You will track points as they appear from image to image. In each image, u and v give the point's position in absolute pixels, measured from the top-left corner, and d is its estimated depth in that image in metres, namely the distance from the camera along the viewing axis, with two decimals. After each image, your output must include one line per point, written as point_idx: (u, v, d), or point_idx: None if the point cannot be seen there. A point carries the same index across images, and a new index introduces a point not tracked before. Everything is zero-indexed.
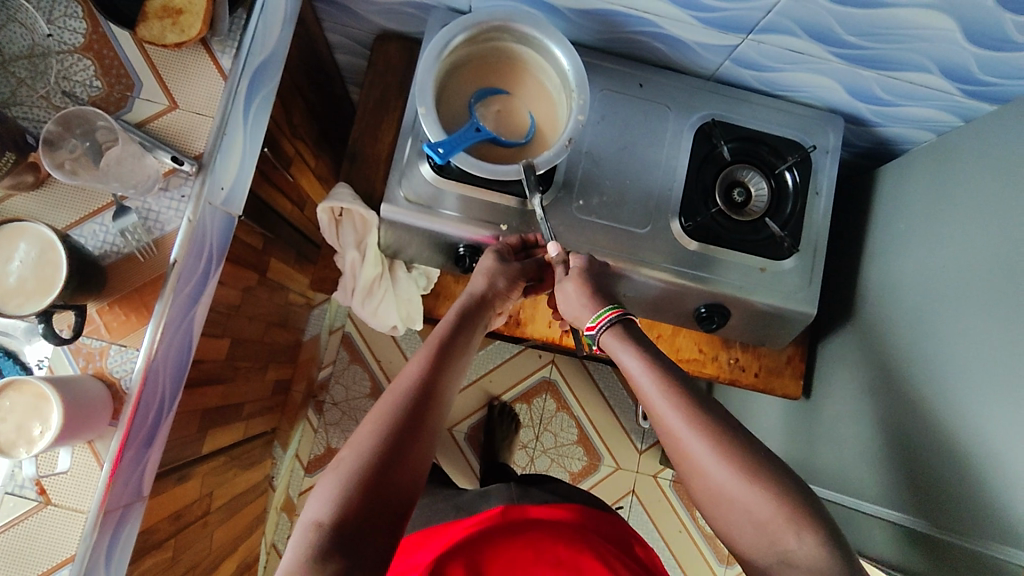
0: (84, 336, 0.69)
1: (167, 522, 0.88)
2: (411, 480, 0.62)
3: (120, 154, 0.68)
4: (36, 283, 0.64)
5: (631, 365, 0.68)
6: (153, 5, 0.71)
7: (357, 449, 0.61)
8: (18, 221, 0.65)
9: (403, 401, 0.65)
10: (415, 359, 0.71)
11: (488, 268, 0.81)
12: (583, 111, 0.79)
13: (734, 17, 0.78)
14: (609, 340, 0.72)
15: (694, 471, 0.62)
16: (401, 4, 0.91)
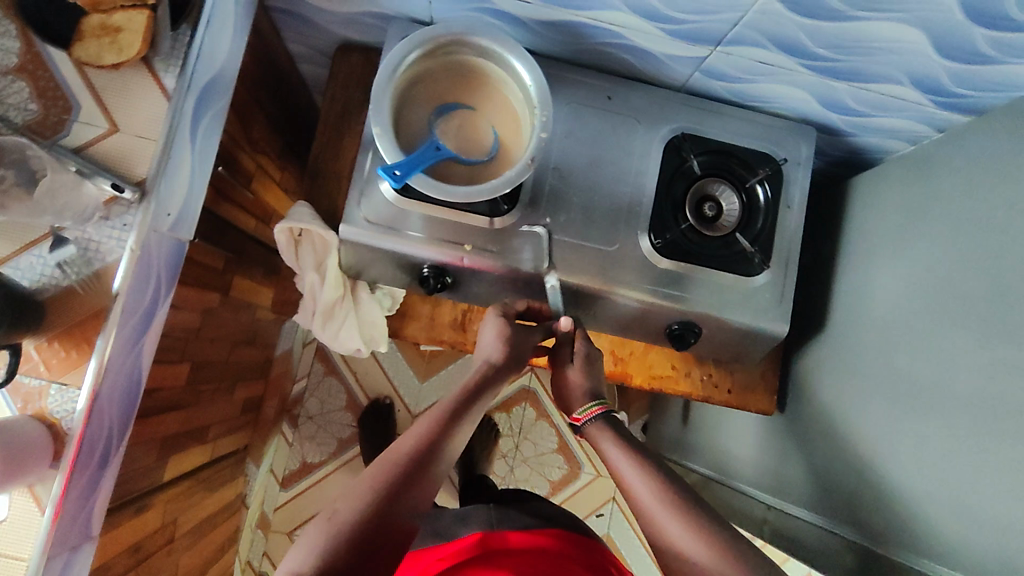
0: (22, 374, 0.66)
1: (125, 555, 0.85)
2: (400, 540, 0.59)
3: (53, 185, 0.64)
4: None
5: (614, 457, 0.68)
6: (90, 22, 0.67)
7: (349, 504, 0.58)
8: None
9: (409, 456, 0.62)
10: (425, 417, 0.67)
11: (495, 341, 0.76)
12: (546, 128, 0.76)
13: (701, 30, 0.76)
14: (593, 434, 0.72)
15: (669, 553, 0.60)
16: (361, 14, 0.88)
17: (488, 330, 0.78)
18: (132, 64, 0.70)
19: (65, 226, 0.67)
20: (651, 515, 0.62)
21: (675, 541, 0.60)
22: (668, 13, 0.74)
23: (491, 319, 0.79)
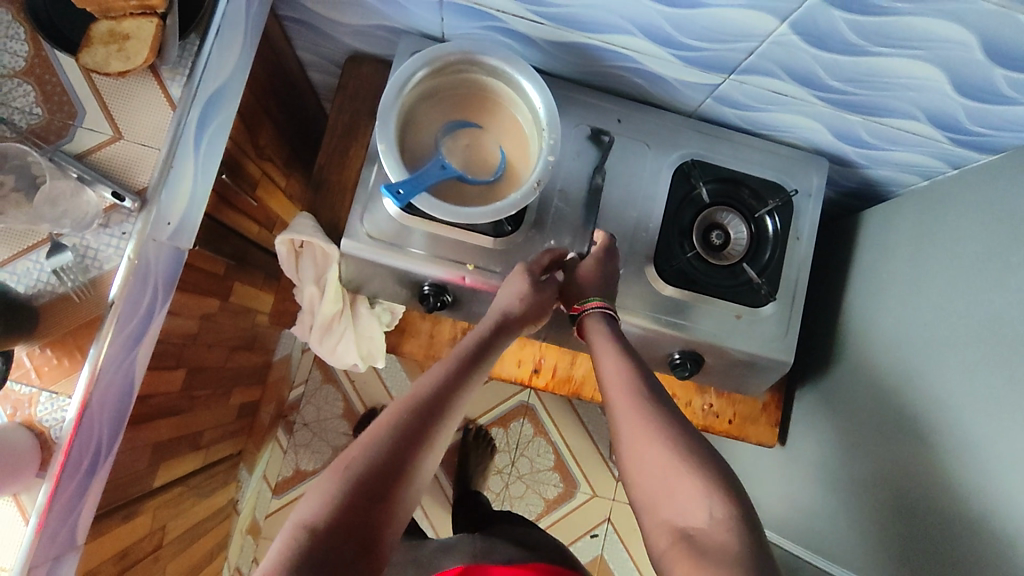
0: (12, 381, 0.65)
1: (111, 562, 0.84)
2: (414, 487, 0.56)
3: (52, 191, 0.65)
4: None
5: (605, 348, 0.68)
6: (98, 31, 0.68)
7: (366, 448, 0.54)
8: None
9: (424, 399, 0.59)
10: (440, 363, 0.64)
11: (516, 290, 0.74)
12: (553, 152, 0.75)
13: (714, 58, 0.75)
14: (591, 324, 0.72)
15: (629, 447, 0.60)
16: (372, 26, 0.88)
17: (512, 278, 0.75)
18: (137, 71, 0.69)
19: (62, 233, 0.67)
20: (620, 404, 0.62)
21: (634, 435, 0.60)
22: (682, 40, 0.73)
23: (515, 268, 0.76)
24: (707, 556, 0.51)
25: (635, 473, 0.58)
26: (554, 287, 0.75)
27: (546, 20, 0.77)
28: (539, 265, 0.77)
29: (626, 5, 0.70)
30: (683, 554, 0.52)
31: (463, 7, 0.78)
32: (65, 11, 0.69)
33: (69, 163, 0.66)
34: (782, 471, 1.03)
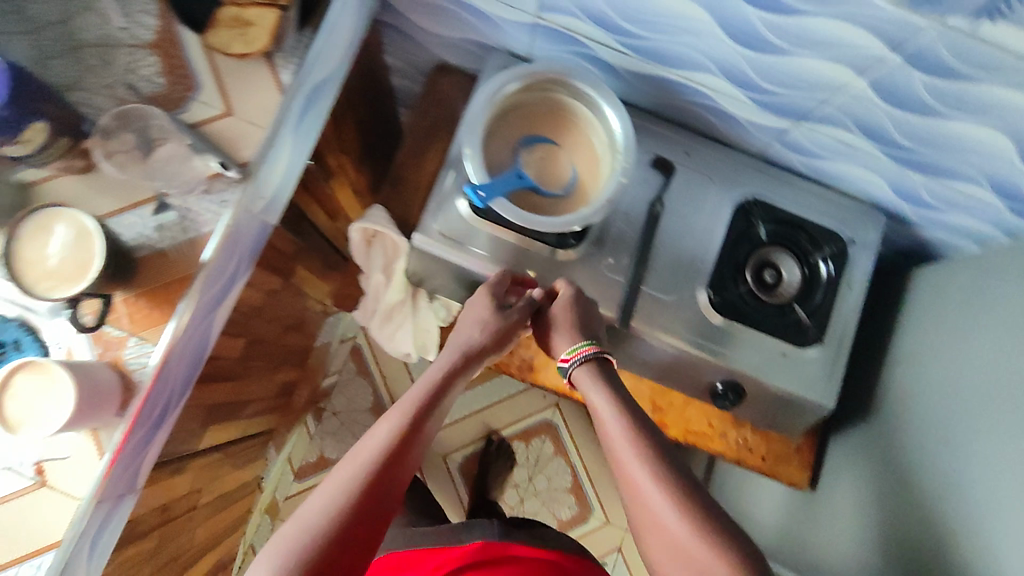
0: (106, 324, 0.70)
1: (155, 513, 0.88)
2: (360, 555, 0.59)
3: (171, 154, 0.73)
4: (75, 266, 0.61)
5: (602, 407, 0.71)
6: (225, 15, 0.74)
7: (312, 519, 0.58)
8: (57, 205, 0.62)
9: (370, 467, 0.62)
10: (386, 419, 0.67)
11: (481, 316, 0.79)
12: (627, 174, 0.80)
13: (790, 104, 0.79)
14: (581, 375, 0.75)
15: (653, 524, 0.63)
16: (465, 41, 0.93)
17: (478, 299, 0.80)
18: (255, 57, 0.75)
19: (171, 194, 0.72)
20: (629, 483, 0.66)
21: (657, 511, 0.63)
22: (760, 83, 0.77)
23: (484, 290, 0.80)
24: None
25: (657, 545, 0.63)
26: (524, 305, 0.79)
27: (631, 51, 0.81)
28: (503, 284, 0.81)
29: (709, 45, 0.74)
30: None
31: (556, 31, 0.83)
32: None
33: (187, 131, 0.72)
34: (803, 516, 1.04)
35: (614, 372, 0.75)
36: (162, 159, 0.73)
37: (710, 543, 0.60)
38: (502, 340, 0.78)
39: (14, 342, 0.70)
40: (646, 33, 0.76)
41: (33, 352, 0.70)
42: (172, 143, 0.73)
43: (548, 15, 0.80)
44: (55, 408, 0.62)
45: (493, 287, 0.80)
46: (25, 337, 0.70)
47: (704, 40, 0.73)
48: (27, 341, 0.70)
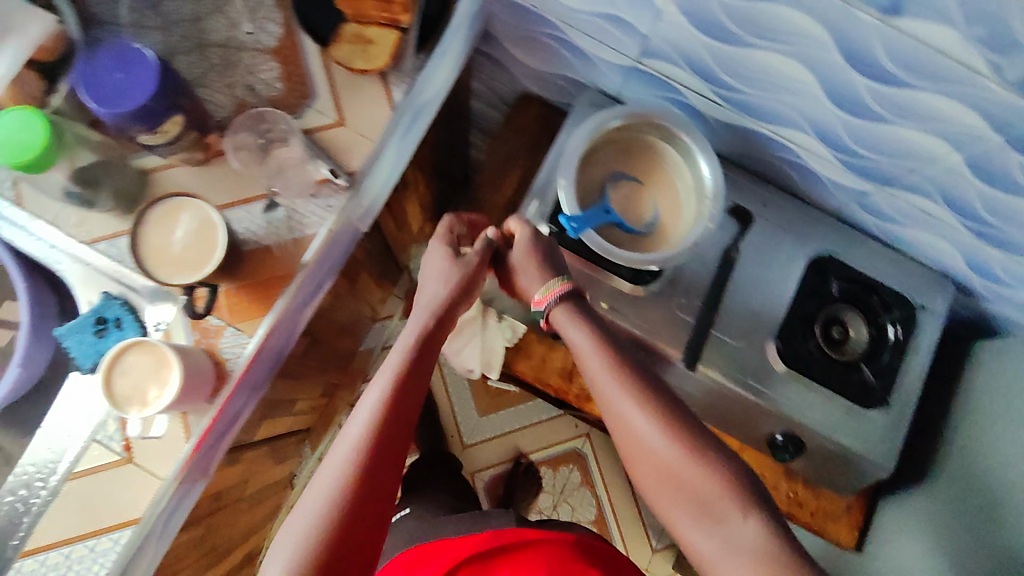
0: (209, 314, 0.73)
1: (210, 500, 0.89)
2: (366, 530, 0.58)
3: (288, 158, 0.75)
4: (194, 253, 0.64)
5: (584, 345, 0.69)
6: (347, 31, 0.76)
7: (309, 512, 0.57)
8: (182, 196, 0.66)
9: (357, 447, 0.60)
10: (369, 388, 0.65)
11: (440, 270, 0.75)
12: (713, 220, 0.82)
13: (878, 169, 0.81)
14: (559, 315, 0.72)
15: (637, 449, 0.64)
16: (558, 75, 0.96)
17: (433, 257, 0.77)
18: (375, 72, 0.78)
19: (280, 195, 0.75)
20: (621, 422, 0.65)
21: (648, 441, 0.63)
22: (851, 147, 0.79)
23: (438, 248, 0.78)
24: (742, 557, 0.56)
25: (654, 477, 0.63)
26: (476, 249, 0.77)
27: (724, 101, 0.83)
28: (447, 237, 0.79)
29: (806, 104, 0.76)
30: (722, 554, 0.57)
31: (652, 76, 0.86)
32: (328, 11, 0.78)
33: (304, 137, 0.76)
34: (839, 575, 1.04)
35: (590, 306, 0.74)
36: (274, 161, 0.75)
37: (710, 470, 0.60)
38: (466, 291, 0.75)
39: (116, 320, 0.73)
40: (742, 87, 0.78)
41: (132, 331, 0.73)
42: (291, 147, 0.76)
43: (648, 60, 0.83)
44: (159, 394, 0.63)
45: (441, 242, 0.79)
46: (127, 316, 0.74)
47: (803, 99, 0.75)
48: (128, 318, 0.74)
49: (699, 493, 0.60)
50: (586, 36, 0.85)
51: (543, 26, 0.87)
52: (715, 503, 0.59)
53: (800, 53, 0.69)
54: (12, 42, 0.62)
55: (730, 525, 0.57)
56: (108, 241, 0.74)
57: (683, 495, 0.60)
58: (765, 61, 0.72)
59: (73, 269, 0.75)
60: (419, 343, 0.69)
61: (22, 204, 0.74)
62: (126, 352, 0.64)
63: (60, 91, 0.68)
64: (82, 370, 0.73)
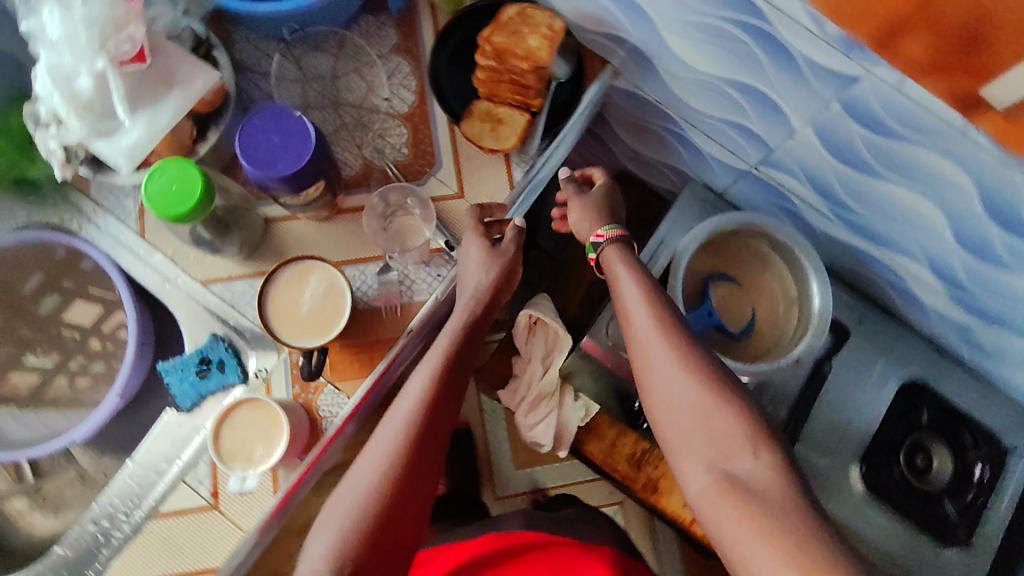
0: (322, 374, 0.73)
1: None
2: (410, 499, 0.60)
3: (409, 224, 0.77)
4: (320, 317, 0.66)
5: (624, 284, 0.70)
6: (479, 109, 0.77)
7: (357, 483, 0.60)
8: (306, 259, 0.67)
9: (408, 421, 0.63)
10: (420, 366, 0.68)
11: (479, 259, 0.73)
12: (818, 340, 0.80)
13: (990, 308, 0.78)
14: (610, 253, 0.74)
15: (662, 392, 0.62)
16: (663, 163, 0.98)
17: (469, 244, 0.74)
18: (501, 152, 0.77)
19: (395, 258, 0.76)
20: (646, 357, 0.65)
21: (669, 384, 0.62)
22: (970, 285, 0.76)
23: (472, 235, 0.74)
24: (756, 497, 0.53)
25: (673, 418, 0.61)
26: (512, 236, 0.75)
27: (837, 217, 0.82)
28: (484, 211, 0.76)
29: (927, 237, 0.75)
30: (734, 495, 0.54)
31: (765, 183, 0.86)
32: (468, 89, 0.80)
33: (432, 207, 0.77)
34: None
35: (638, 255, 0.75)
36: (395, 227, 0.77)
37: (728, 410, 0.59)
38: (501, 288, 0.74)
39: (218, 362, 0.74)
40: (862, 210, 0.78)
41: (233, 376, 0.74)
42: (414, 213, 0.78)
43: (765, 168, 0.83)
44: (266, 453, 0.65)
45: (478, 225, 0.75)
46: (230, 359, 0.74)
47: (926, 233, 0.74)
48: (230, 361, 0.74)
49: (715, 436, 0.58)
50: (706, 137, 0.85)
51: (662, 120, 0.89)
52: (728, 437, 0.57)
53: (932, 190, 0.67)
54: (176, 92, 0.63)
55: (739, 463, 0.56)
56: (223, 283, 0.75)
57: (699, 436, 0.59)
58: (893, 192, 0.71)
59: (183, 305, 0.76)
60: (466, 327, 0.71)
61: (145, 236, 0.76)
62: (237, 410, 0.66)
63: (207, 138, 0.68)
64: (180, 409, 0.73)
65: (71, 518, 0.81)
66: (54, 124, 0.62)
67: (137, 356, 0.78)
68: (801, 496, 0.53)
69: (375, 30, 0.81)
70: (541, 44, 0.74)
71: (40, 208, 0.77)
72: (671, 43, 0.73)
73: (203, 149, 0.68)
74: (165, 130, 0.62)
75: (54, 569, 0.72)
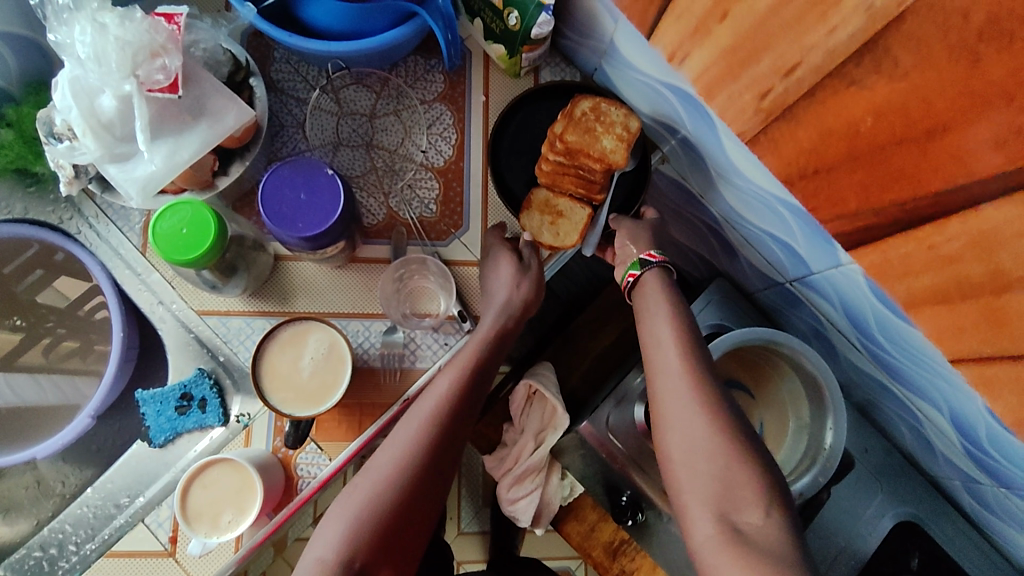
0: (308, 438, 0.69)
1: None
2: (419, 505, 0.57)
3: (422, 288, 0.73)
4: (317, 384, 0.62)
5: (658, 314, 0.64)
6: (539, 199, 0.75)
7: (374, 478, 0.57)
8: (302, 322, 0.64)
9: (430, 427, 0.60)
10: (446, 370, 0.64)
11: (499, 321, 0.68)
12: (825, 475, 0.76)
13: (1000, 471, 0.74)
14: (648, 281, 0.67)
15: (676, 433, 0.57)
16: (692, 248, 0.94)
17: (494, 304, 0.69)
18: (559, 249, 0.75)
19: (403, 320, 0.71)
20: (666, 386, 0.60)
21: (679, 432, 0.57)
22: (988, 447, 0.72)
23: (501, 250, 0.72)
24: (749, 544, 0.50)
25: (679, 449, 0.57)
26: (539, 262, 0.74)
27: (862, 347, 0.79)
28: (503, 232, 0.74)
29: (956, 394, 0.69)
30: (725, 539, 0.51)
31: (798, 299, 0.83)
32: (513, 155, 0.77)
33: (451, 279, 0.73)
34: None
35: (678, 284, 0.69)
36: (408, 289, 0.73)
37: (725, 449, 0.55)
38: (528, 306, 0.71)
39: (200, 400, 0.70)
40: (892, 348, 0.73)
41: (213, 418, 0.70)
42: (429, 279, 0.74)
43: (801, 286, 0.80)
44: (235, 518, 0.62)
45: (503, 243, 0.73)
46: (212, 399, 0.70)
47: (956, 392, 0.69)
48: (212, 401, 0.70)
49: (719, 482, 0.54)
50: (745, 241, 0.82)
51: (702, 213, 0.85)
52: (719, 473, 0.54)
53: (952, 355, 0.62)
54: (204, 125, 0.59)
55: (741, 512, 0.52)
56: (219, 317, 0.70)
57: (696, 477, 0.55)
58: (922, 340, 0.66)
59: (173, 332, 0.72)
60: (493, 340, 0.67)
61: (145, 252, 0.71)
62: (211, 467, 0.63)
63: (230, 173, 0.65)
64: (151, 443, 0.70)
65: (20, 526, 0.77)
66: (68, 139, 0.58)
67: (115, 374, 0.74)
68: (793, 549, 0.50)
69: (423, 74, 0.78)
70: (614, 145, 0.73)
71: (40, 202, 0.73)
72: (726, 147, 0.69)
73: (222, 184, 0.65)
74: (185, 164, 0.58)
75: None
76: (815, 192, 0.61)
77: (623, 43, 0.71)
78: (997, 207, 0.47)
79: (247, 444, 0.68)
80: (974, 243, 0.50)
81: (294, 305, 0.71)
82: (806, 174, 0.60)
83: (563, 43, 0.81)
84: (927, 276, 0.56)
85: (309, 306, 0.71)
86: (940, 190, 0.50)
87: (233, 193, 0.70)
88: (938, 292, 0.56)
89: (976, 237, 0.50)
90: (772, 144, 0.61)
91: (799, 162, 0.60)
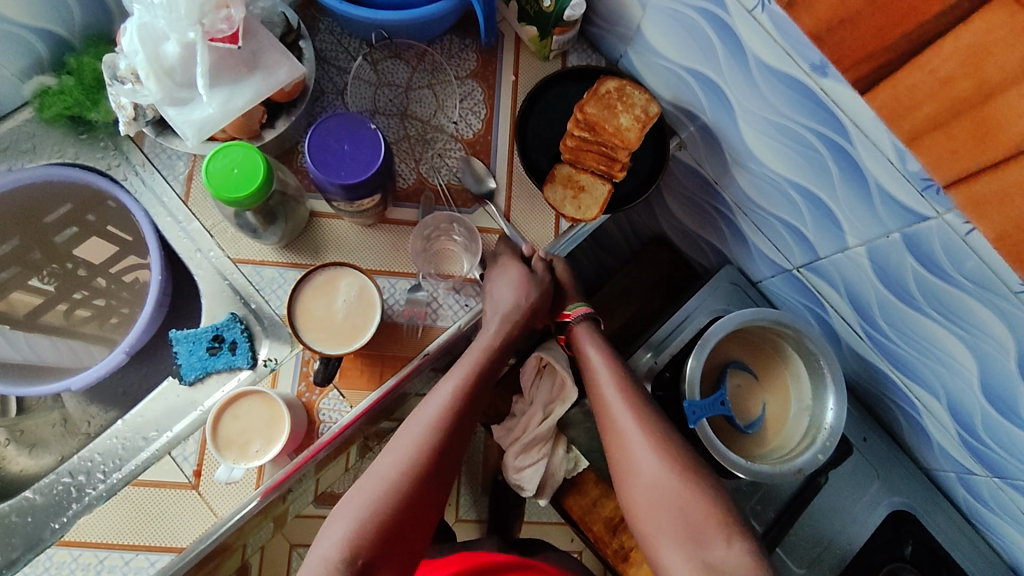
0: (333, 385, 0.71)
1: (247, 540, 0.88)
2: (422, 505, 0.60)
3: (450, 252, 0.77)
4: (349, 325, 0.67)
5: (595, 362, 0.73)
6: (562, 173, 0.78)
7: (376, 484, 0.59)
8: (334, 269, 0.68)
9: (430, 437, 0.62)
10: (444, 382, 0.66)
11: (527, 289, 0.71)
12: (825, 451, 0.80)
13: (994, 460, 0.76)
14: (578, 334, 0.76)
15: (629, 469, 0.67)
16: (704, 238, 0.97)
17: (506, 272, 0.72)
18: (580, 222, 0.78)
19: (428, 278, 0.75)
20: (619, 433, 0.69)
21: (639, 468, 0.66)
22: (982, 434, 0.75)
23: (510, 262, 0.72)
24: None
25: (646, 480, 0.65)
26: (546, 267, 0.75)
27: (864, 335, 0.82)
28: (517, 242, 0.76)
29: (954, 380, 0.72)
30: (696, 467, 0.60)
31: (803, 285, 0.86)
32: (541, 132, 0.81)
33: (477, 239, 0.76)
34: None
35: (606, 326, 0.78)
36: (435, 250, 0.76)
37: None
38: (534, 312, 0.72)
39: (231, 342, 0.73)
40: (897, 338, 0.76)
41: (242, 360, 0.73)
42: (455, 244, 0.77)
43: (808, 273, 0.83)
44: (262, 448, 0.66)
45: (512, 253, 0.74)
46: (242, 342, 0.73)
47: (954, 377, 0.71)
48: (242, 344, 0.73)
49: (654, 483, 0.64)
50: (757, 228, 0.85)
51: (716, 200, 0.89)
52: None
53: (969, 338, 0.65)
54: (258, 77, 0.63)
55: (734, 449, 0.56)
56: (253, 266, 0.74)
57: (630, 472, 0.66)
58: (931, 327, 0.69)
59: (208, 278, 0.75)
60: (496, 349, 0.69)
61: (188, 201, 0.75)
62: (244, 398, 0.67)
63: (275, 127, 0.71)
64: (182, 380, 0.73)
65: (44, 460, 0.80)
66: (131, 82, 0.63)
67: (149, 317, 0.77)
68: None
69: (458, 51, 0.82)
70: (631, 124, 0.77)
71: (90, 148, 0.77)
72: (743, 130, 0.73)
73: (268, 135, 0.71)
74: (239, 112, 0.62)
75: (16, 511, 0.70)
76: (841, 46, 0.55)
77: (652, 29, 0.75)
78: (986, 16, 0.45)
79: (273, 386, 0.71)
80: (965, 60, 0.48)
81: (325, 259, 0.75)
82: (830, 30, 0.55)
83: (591, 31, 0.85)
84: (927, 106, 0.52)
85: (339, 256, 0.75)
86: (940, 14, 0.47)
87: (276, 148, 0.74)
88: (934, 126, 0.52)
89: (973, 60, 0.47)
90: (805, 4, 0.55)
91: (824, 17, 0.54)
